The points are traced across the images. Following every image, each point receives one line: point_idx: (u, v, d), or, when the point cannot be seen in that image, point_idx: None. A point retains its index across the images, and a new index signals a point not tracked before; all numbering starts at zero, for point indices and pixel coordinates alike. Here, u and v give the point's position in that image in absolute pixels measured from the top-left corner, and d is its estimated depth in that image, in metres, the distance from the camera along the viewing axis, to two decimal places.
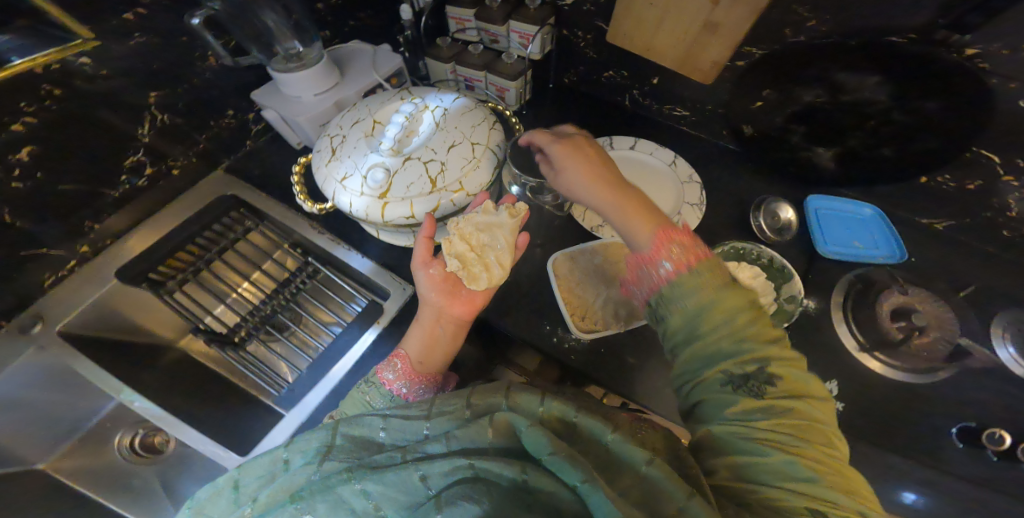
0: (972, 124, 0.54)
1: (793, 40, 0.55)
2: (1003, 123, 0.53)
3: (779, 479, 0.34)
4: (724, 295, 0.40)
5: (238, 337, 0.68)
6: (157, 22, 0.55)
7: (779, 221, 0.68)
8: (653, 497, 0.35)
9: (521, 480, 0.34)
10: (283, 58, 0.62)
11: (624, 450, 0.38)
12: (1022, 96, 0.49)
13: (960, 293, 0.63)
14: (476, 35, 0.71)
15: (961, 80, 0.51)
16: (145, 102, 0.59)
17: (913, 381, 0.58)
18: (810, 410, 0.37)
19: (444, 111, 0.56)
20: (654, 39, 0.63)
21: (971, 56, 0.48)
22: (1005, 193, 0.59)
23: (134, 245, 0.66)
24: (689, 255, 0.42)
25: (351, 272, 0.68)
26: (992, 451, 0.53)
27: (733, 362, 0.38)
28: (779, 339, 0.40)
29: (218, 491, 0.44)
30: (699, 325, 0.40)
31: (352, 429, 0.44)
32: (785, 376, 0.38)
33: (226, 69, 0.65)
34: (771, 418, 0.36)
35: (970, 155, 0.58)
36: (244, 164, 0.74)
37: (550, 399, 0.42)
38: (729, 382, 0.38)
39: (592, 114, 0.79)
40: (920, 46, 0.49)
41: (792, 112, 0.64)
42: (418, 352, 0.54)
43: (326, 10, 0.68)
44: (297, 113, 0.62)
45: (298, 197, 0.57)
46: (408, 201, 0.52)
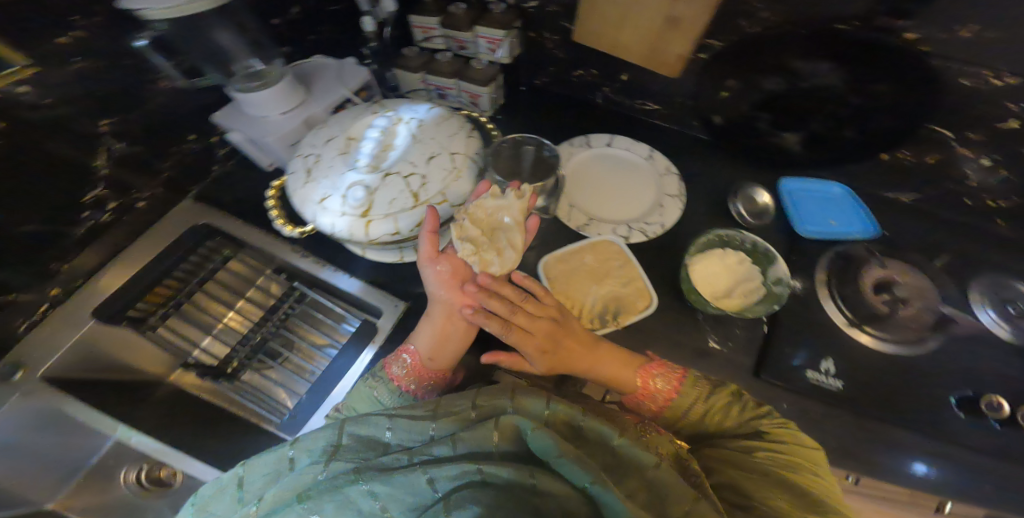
0: (917, 102, 0.57)
1: (750, 30, 0.57)
2: (950, 100, 0.55)
3: (775, 489, 0.44)
4: (715, 401, 0.52)
5: (230, 369, 0.68)
6: (97, 44, 0.52)
7: (756, 206, 0.70)
8: (657, 493, 0.40)
9: (530, 484, 0.37)
10: (244, 78, 0.60)
11: (632, 454, 0.43)
12: (959, 75, 0.52)
13: (936, 262, 0.65)
14: (443, 43, 0.71)
15: (902, 62, 0.54)
16: (98, 131, 0.56)
17: (902, 352, 0.59)
18: (796, 445, 0.48)
19: (419, 123, 0.58)
20: (619, 36, 0.64)
21: (912, 39, 0.51)
22: (964, 164, 0.63)
23: (110, 280, 0.63)
24: (673, 384, 0.53)
25: (340, 294, 0.70)
26: (994, 418, 0.55)
27: (736, 429, 0.51)
28: (766, 413, 0.52)
29: (223, 487, 0.44)
30: (706, 423, 0.52)
31: (361, 428, 0.45)
32: (772, 432, 0.50)
33: (181, 93, 0.63)
34: (765, 452, 0.47)
35: (925, 132, 0.61)
36: (216, 191, 0.74)
37: (556, 403, 0.45)
38: (740, 440, 0.50)
39: (565, 113, 0.81)
40: (863, 32, 0.52)
41: (756, 100, 0.66)
42: (428, 349, 0.55)
43: (284, 26, 0.67)
44: (264, 133, 0.59)
45: (277, 222, 0.59)
46: (392, 217, 0.53)
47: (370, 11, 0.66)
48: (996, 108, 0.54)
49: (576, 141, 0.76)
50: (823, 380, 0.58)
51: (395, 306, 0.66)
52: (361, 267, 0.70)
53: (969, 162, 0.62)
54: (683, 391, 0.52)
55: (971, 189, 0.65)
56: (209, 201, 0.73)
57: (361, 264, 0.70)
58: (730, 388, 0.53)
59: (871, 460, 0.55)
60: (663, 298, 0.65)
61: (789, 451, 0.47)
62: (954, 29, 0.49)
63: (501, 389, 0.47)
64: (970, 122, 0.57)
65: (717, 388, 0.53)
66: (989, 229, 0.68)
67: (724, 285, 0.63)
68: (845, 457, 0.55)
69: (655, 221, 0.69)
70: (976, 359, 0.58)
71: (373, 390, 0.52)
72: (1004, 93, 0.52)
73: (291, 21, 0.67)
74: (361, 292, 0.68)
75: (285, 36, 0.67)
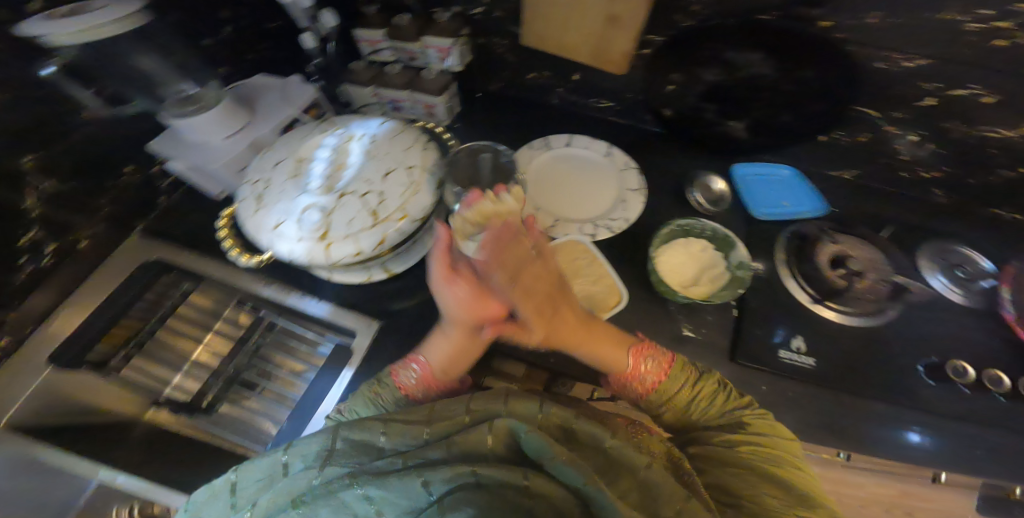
0: (843, 86, 0.60)
1: (685, 24, 0.59)
2: (873, 82, 0.58)
3: (760, 485, 0.45)
4: (701, 391, 0.53)
5: (205, 403, 0.67)
6: (10, 68, 0.46)
7: (712, 193, 0.71)
8: (649, 495, 0.41)
9: (525, 487, 0.38)
10: (177, 102, 0.57)
11: (624, 454, 0.43)
12: (874, 59, 0.55)
13: (881, 235, 0.67)
14: (391, 55, 0.70)
15: (822, 51, 0.56)
16: (20, 168, 0.51)
17: (865, 323, 0.61)
18: (776, 442, 0.49)
19: (371, 138, 0.56)
20: (565, 37, 0.65)
21: (827, 28, 0.54)
22: (894, 141, 0.65)
23: (62, 326, 0.60)
24: (665, 367, 0.54)
25: (309, 320, 0.68)
26: (962, 384, 0.58)
27: (720, 421, 0.52)
28: (747, 403, 0.53)
29: (215, 491, 0.42)
30: (692, 410, 0.53)
31: (354, 433, 0.43)
32: (753, 423, 0.51)
33: (113, 120, 0.59)
34: (746, 447, 0.49)
35: (853, 113, 0.64)
36: (165, 224, 0.71)
37: (549, 406, 0.45)
38: (725, 433, 0.51)
39: (521, 117, 0.81)
40: (782, 22, 0.55)
41: (699, 92, 0.67)
42: (440, 362, 0.54)
43: (217, 46, 0.64)
44: (207, 160, 0.57)
45: (231, 254, 0.57)
46: (352, 237, 0.51)
47: (311, 27, 0.65)
48: (913, 88, 0.57)
49: (535, 143, 0.76)
50: (796, 359, 0.60)
51: (368, 325, 0.65)
52: (329, 289, 0.68)
53: (897, 139, 0.65)
54: (672, 375, 0.53)
55: (903, 163, 0.68)
56: (159, 235, 0.70)
57: (327, 287, 0.68)
58: (714, 375, 0.54)
59: (837, 428, 0.57)
60: (633, 291, 0.65)
61: (767, 443, 0.49)
62: (861, 17, 0.51)
63: (495, 394, 0.46)
64: (892, 102, 0.60)
65: (704, 375, 0.54)
66: (927, 199, 0.72)
67: (691, 273, 0.64)
68: (818, 430, 0.57)
69: (620, 216, 0.69)
70: (922, 324, 0.61)
71: (378, 394, 0.52)
72: (917, 74, 0.55)
73: (224, 41, 0.65)
74: (331, 315, 0.66)
75: (222, 56, 0.65)
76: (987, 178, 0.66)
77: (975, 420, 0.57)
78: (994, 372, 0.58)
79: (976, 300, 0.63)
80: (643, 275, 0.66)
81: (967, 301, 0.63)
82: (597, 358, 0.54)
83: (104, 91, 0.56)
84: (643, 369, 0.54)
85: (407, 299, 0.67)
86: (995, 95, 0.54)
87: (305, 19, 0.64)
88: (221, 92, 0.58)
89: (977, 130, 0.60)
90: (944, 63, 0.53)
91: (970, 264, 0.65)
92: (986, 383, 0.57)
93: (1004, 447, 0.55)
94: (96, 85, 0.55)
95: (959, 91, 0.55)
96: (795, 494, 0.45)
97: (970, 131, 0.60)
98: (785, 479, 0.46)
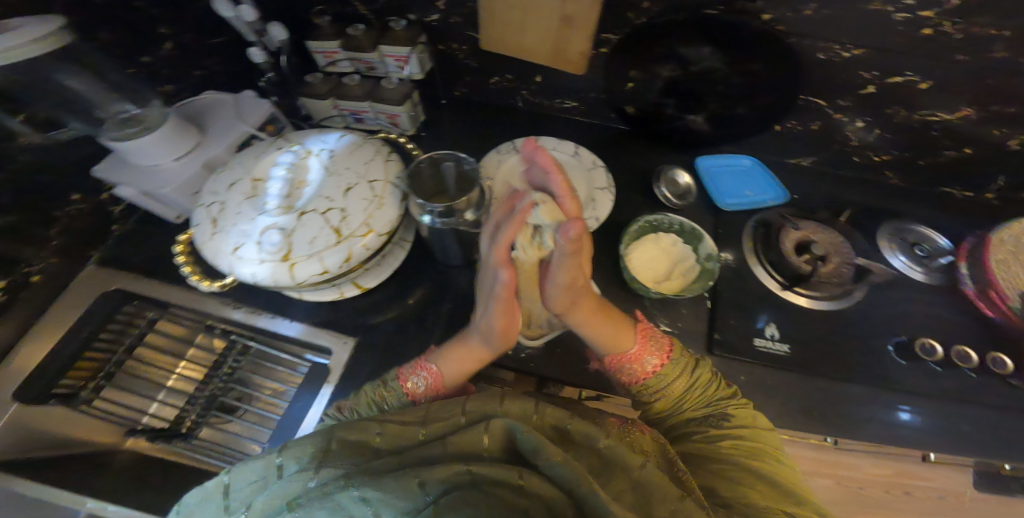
0: (791, 77, 0.61)
1: (637, 22, 0.59)
2: (821, 72, 0.60)
3: (749, 480, 0.45)
4: (694, 379, 0.52)
5: (186, 427, 0.65)
6: None
7: (679, 187, 0.72)
8: (642, 495, 0.41)
9: (519, 486, 0.39)
10: (116, 124, 0.54)
11: (617, 454, 0.43)
12: (818, 50, 0.57)
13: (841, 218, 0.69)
14: (349, 65, 0.69)
15: (768, 43, 0.57)
16: None
17: (832, 307, 0.63)
18: (762, 437, 0.50)
19: (330, 153, 0.54)
20: (522, 40, 0.64)
21: (770, 20, 0.54)
22: (845, 127, 0.67)
23: (22, 362, 0.58)
24: (665, 355, 0.53)
25: (283, 342, 0.66)
26: (933, 363, 0.61)
27: (711, 410, 0.52)
28: (733, 394, 0.53)
29: (208, 495, 0.41)
30: (683, 403, 0.53)
31: (351, 434, 0.43)
32: (739, 413, 0.51)
33: (52, 144, 0.56)
34: (730, 441, 0.49)
35: (803, 103, 0.65)
36: (123, 252, 0.68)
37: (544, 408, 0.45)
38: (713, 423, 0.51)
39: (487, 122, 0.80)
40: (727, 16, 0.55)
41: (658, 88, 0.68)
42: (451, 365, 0.53)
43: (160, 64, 0.62)
44: (160, 185, 0.56)
45: (191, 279, 0.55)
46: (316, 256, 0.50)
47: (258, 42, 0.63)
48: (854, 76, 0.59)
49: (502, 146, 0.75)
50: (770, 346, 0.61)
51: (344, 344, 0.63)
52: (301, 309, 0.66)
53: (847, 125, 0.67)
54: (673, 359, 0.52)
55: (857, 148, 0.70)
56: (119, 264, 0.67)
57: (298, 307, 0.66)
58: (707, 362, 0.54)
59: (811, 411, 0.58)
60: (607, 290, 0.65)
61: (752, 436, 0.49)
62: (799, 9, 0.52)
63: (491, 394, 0.46)
64: (839, 91, 0.62)
65: (700, 362, 0.54)
66: (882, 181, 0.74)
67: (662, 268, 0.64)
68: (794, 415, 0.58)
69: (590, 215, 0.67)
70: (881, 304, 0.64)
71: (381, 398, 0.51)
72: (857, 62, 0.57)
73: (167, 58, 0.62)
74: (304, 334, 0.64)
75: (162, 74, 0.62)
76: (935, 159, 0.68)
77: (931, 394, 0.59)
78: (963, 349, 0.61)
79: (937, 277, 0.66)
80: (616, 273, 0.67)
81: (928, 277, 0.66)
82: (599, 337, 0.54)
83: (34, 116, 0.53)
84: (646, 355, 0.53)
85: (382, 313, 0.66)
86: (929, 81, 0.57)
87: (251, 35, 0.62)
88: (162, 111, 0.55)
89: (920, 114, 0.62)
90: (882, 50, 0.55)
91: (928, 242, 0.68)
92: (956, 362, 0.60)
93: (958, 417, 0.58)
94: (27, 111, 0.52)
95: (897, 78, 0.58)
96: (781, 488, 0.45)
97: (912, 115, 0.62)
98: (772, 475, 0.46)
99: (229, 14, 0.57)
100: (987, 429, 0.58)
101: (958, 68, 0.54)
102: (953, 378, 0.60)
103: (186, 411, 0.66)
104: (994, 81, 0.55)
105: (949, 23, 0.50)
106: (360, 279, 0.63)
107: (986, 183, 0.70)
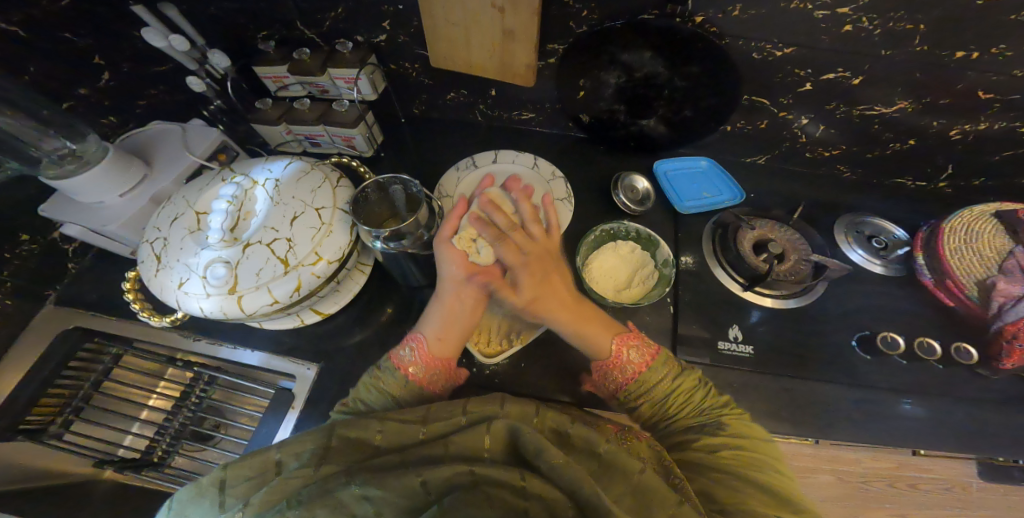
0: (734, 79, 0.62)
1: (577, 30, 0.59)
2: (759, 70, 0.60)
3: (747, 484, 0.43)
4: (681, 380, 0.51)
5: (157, 456, 0.61)
6: None
7: (637, 192, 0.72)
8: (643, 498, 0.40)
9: (518, 487, 0.39)
10: (55, 162, 0.53)
11: (620, 458, 0.42)
12: (753, 50, 0.57)
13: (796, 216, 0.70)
14: (301, 89, 0.69)
15: (704, 45, 0.58)
16: None
17: (796, 305, 0.64)
18: (761, 448, 0.47)
19: (275, 183, 0.54)
20: (468, 55, 0.64)
21: (702, 22, 0.55)
22: (791, 124, 0.68)
23: None
24: (647, 357, 0.52)
25: (249, 371, 0.65)
26: (897, 355, 0.60)
27: (706, 414, 0.50)
28: (728, 404, 0.51)
29: (201, 492, 0.40)
30: (670, 407, 0.51)
31: (351, 431, 0.43)
32: (735, 424, 0.49)
33: None
34: (727, 450, 0.46)
35: (748, 103, 0.66)
36: (80, 290, 0.68)
37: (544, 411, 0.46)
38: (707, 427, 0.49)
39: (447, 137, 0.80)
40: (661, 20, 0.56)
41: (607, 96, 0.68)
42: (435, 331, 0.53)
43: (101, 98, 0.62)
44: (104, 222, 0.56)
45: (141, 315, 0.57)
46: (263, 287, 0.49)
47: (200, 70, 0.64)
48: (792, 75, 0.60)
49: (461, 162, 0.75)
50: (734, 348, 0.61)
51: (308, 370, 0.63)
52: (262, 337, 0.66)
53: (794, 123, 0.68)
54: (660, 362, 0.51)
55: (808, 144, 0.71)
56: (77, 302, 0.67)
57: (260, 335, 0.66)
58: (692, 371, 0.53)
59: (779, 414, 0.58)
60: None
61: (749, 445, 0.47)
62: (728, 10, 0.53)
63: (492, 396, 0.46)
64: (780, 90, 0.62)
65: (687, 370, 0.52)
66: (837, 175, 0.75)
67: (622, 276, 0.64)
68: (765, 417, 0.58)
69: None
70: (840, 298, 0.65)
71: (377, 379, 0.50)
72: (790, 60, 0.58)
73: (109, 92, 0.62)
74: (267, 363, 0.64)
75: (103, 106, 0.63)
76: (884, 152, 0.69)
77: (897, 387, 0.59)
78: (925, 340, 0.61)
79: (898, 268, 0.66)
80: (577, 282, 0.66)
81: (887, 270, 0.66)
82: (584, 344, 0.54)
83: None
84: (626, 357, 0.52)
85: (345, 337, 0.65)
86: (860, 76, 0.58)
87: (191, 63, 0.62)
88: (101, 145, 0.54)
89: (859, 108, 0.63)
90: (814, 49, 0.56)
91: (885, 234, 0.69)
92: (919, 354, 0.60)
93: (922, 408, 0.58)
94: None
95: (830, 75, 0.59)
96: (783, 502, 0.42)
97: (852, 110, 0.63)
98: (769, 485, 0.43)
99: (161, 44, 0.57)
100: (950, 418, 0.58)
101: (885, 62, 0.55)
102: (917, 371, 0.60)
103: (156, 441, 0.62)
104: (922, 73, 0.56)
105: (867, 18, 0.51)
106: (320, 305, 0.62)
107: (937, 173, 0.71)
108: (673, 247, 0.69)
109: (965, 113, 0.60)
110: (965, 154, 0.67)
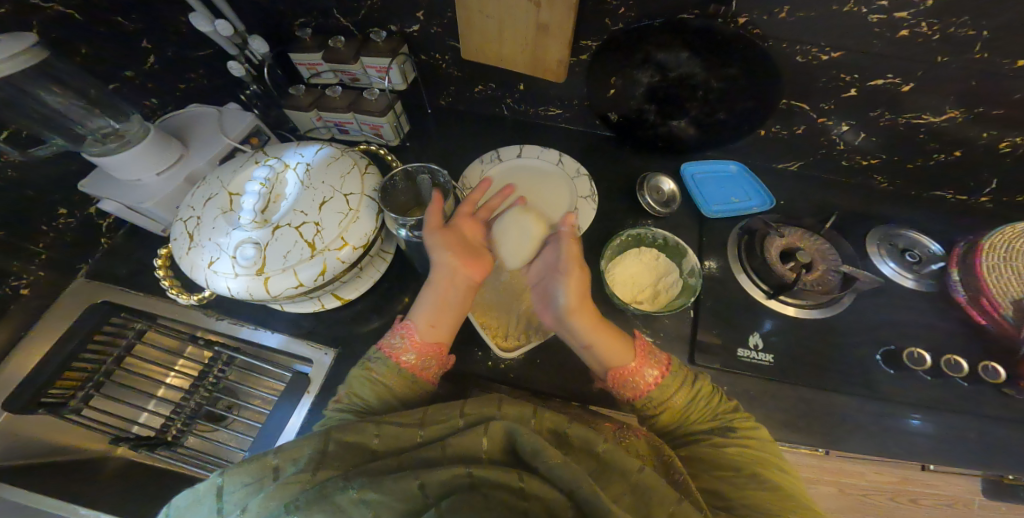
0: (771, 82, 0.61)
1: (614, 27, 0.59)
2: (797, 76, 0.59)
3: (744, 467, 0.45)
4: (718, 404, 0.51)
5: (171, 436, 0.61)
6: None
7: (663, 194, 0.71)
8: (642, 498, 0.40)
9: (516, 488, 0.39)
10: (97, 140, 0.55)
11: (617, 458, 0.43)
12: (795, 53, 0.56)
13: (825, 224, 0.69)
14: (332, 77, 0.69)
15: (744, 48, 0.57)
16: None
17: (825, 315, 0.62)
18: (756, 427, 0.49)
19: (306, 167, 0.54)
20: (502, 51, 0.64)
21: (744, 23, 0.54)
22: (830, 131, 0.67)
23: (15, 368, 0.58)
24: (663, 368, 0.51)
25: (267, 352, 0.65)
26: (920, 370, 0.58)
27: (723, 421, 0.49)
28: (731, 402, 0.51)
29: (200, 498, 0.40)
30: (700, 424, 0.50)
31: (349, 435, 0.43)
32: (738, 422, 0.49)
33: (36, 162, 0.58)
34: (733, 447, 0.47)
35: (786, 107, 0.65)
36: (107, 264, 0.69)
37: (543, 411, 0.45)
38: (738, 444, 0.47)
39: (472, 130, 0.80)
40: (702, 20, 0.55)
41: (639, 94, 0.68)
42: (426, 320, 0.54)
43: (142, 78, 0.63)
44: (140, 200, 0.57)
45: (169, 292, 0.57)
46: (290, 270, 0.50)
47: (239, 55, 0.64)
48: (834, 80, 0.59)
49: (486, 155, 0.75)
50: (754, 356, 0.60)
51: (324, 355, 0.63)
52: (282, 319, 0.66)
53: (832, 129, 0.66)
54: (669, 374, 0.51)
55: (844, 152, 0.70)
56: (104, 276, 0.68)
57: (280, 318, 0.66)
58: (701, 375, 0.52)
59: (799, 425, 0.57)
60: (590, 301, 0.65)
61: (752, 442, 0.47)
62: (773, 12, 0.52)
63: (487, 398, 0.46)
64: (820, 95, 0.61)
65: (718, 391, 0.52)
66: (871, 185, 0.74)
67: (646, 282, 0.63)
68: (787, 428, 0.57)
69: None
70: (867, 311, 0.63)
71: (370, 371, 0.50)
72: (836, 65, 0.57)
73: (148, 72, 0.63)
74: (286, 345, 0.64)
75: (143, 87, 0.64)
76: (926, 162, 0.68)
77: (924, 404, 0.57)
78: (953, 357, 0.59)
79: (927, 283, 0.65)
80: (598, 286, 0.66)
81: (918, 284, 0.65)
82: (603, 351, 0.53)
83: (15, 135, 0.54)
84: (647, 365, 0.51)
85: (363, 324, 0.66)
86: (909, 83, 0.57)
87: (231, 48, 0.63)
88: (143, 125, 0.56)
89: (905, 116, 0.61)
90: (860, 55, 0.55)
91: (919, 248, 0.67)
92: (944, 370, 0.58)
93: (944, 427, 0.57)
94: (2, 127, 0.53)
95: (878, 81, 0.57)
96: (777, 493, 0.43)
97: (896, 118, 0.62)
98: (761, 477, 0.45)
99: (207, 28, 0.58)
100: (975, 439, 0.56)
101: (936, 69, 0.54)
102: (942, 388, 0.58)
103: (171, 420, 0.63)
104: (977, 83, 0.54)
105: (925, 23, 0.50)
106: (341, 291, 0.63)
107: (980, 188, 0.69)
108: (697, 251, 0.68)
109: (1014, 126, 0.58)
110: (1011, 169, 0.65)
